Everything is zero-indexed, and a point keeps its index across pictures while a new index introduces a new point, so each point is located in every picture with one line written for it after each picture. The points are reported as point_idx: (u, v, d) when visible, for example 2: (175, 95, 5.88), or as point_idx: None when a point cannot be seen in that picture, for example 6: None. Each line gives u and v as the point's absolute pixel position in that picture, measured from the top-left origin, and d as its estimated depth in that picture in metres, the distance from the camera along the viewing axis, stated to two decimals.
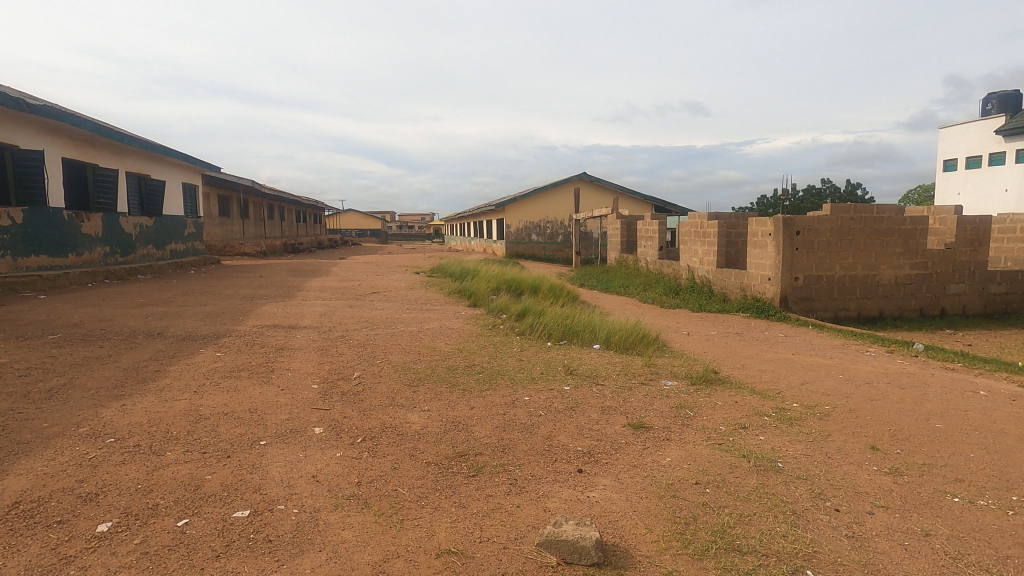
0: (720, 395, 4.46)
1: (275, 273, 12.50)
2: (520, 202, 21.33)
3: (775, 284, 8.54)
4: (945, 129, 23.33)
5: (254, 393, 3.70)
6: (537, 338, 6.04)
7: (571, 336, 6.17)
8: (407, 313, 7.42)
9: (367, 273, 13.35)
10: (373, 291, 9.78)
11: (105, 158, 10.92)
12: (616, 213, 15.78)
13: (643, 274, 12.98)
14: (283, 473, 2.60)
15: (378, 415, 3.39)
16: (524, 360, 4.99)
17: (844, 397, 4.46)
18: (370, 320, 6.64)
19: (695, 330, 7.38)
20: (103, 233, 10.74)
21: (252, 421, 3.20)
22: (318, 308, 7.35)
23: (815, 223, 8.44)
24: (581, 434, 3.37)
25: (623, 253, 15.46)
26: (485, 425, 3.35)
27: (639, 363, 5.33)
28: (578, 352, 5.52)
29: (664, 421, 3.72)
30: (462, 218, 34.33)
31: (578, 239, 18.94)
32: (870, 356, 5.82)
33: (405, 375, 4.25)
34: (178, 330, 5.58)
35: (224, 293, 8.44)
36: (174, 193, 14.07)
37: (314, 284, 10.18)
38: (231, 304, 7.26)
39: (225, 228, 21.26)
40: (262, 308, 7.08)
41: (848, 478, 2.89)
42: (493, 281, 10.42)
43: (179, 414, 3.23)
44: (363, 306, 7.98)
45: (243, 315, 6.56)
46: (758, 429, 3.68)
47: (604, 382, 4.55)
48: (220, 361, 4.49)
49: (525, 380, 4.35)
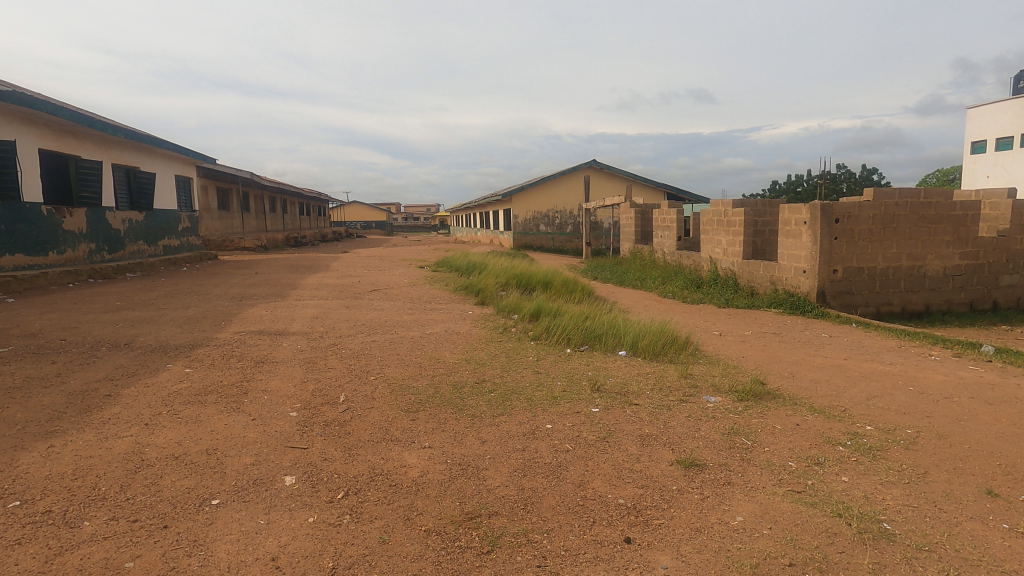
0: (777, 417, 3.75)
1: (273, 269, 11.87)
2: (528, 191, 20.58)
3: (812, 276, 7.80)
4: (972, 109, 22.28)
5: (218, 426, 3.04)
6: (555, 344, 5.32)
7: (593, 341, 5.46)
8: (409, 314, 6.74)
9: (368, 268, 12.68)
10: (373, 288, 9.11)
11: (88, 149, 10.27)
12: (629, 201, 15.02)
13: (660, 266, 12.22)
14: (231, 556, 1.94)
15: (366, 457, 2.71)
16: (542, 373, 4.30)
17: (925, 417, 3.74)
18: (367, 324, 5.97)
19: (728, 330, 6.65)
20: (87, 228, 10.12)
21: (207, 469, 2.53)
22: (311, 309, 6.69)
23: (856, 210, 7.67)
24: (620, 478, 2.68)
25: (637, 243, 14.70)
26: (500, 470, 2.67)
27: (674, 374, 4.62)
28: (603, 361, 4.84)
29: (720, 457, 3.02)
30: (468, 209, 33.69)
31: (589, 229, 18.21)
32: (936, 361, 5.09)
33: (403, 397, 3.58)
34: (149, 339, 4.94)
35: (213, 293, 7.80)
36: (166, 186, 13.43)
37: (310, 282, 9.51)
38: (216, 307, 6.62)
39: (224, 222, 20.69)
40: (249, 310, 6.43)
41: (982, 547, 2.19)
42: (502, 276, 9.72)
43: (114, 461, 2.56)
44: (361, 306, 7.31)
45: (226, 319, 5.89)
46: (837, 466, 2.97)
47: (638, 401, 3.85)
48: (187, 380, 3.82)
49: (546, 401, 3.66)
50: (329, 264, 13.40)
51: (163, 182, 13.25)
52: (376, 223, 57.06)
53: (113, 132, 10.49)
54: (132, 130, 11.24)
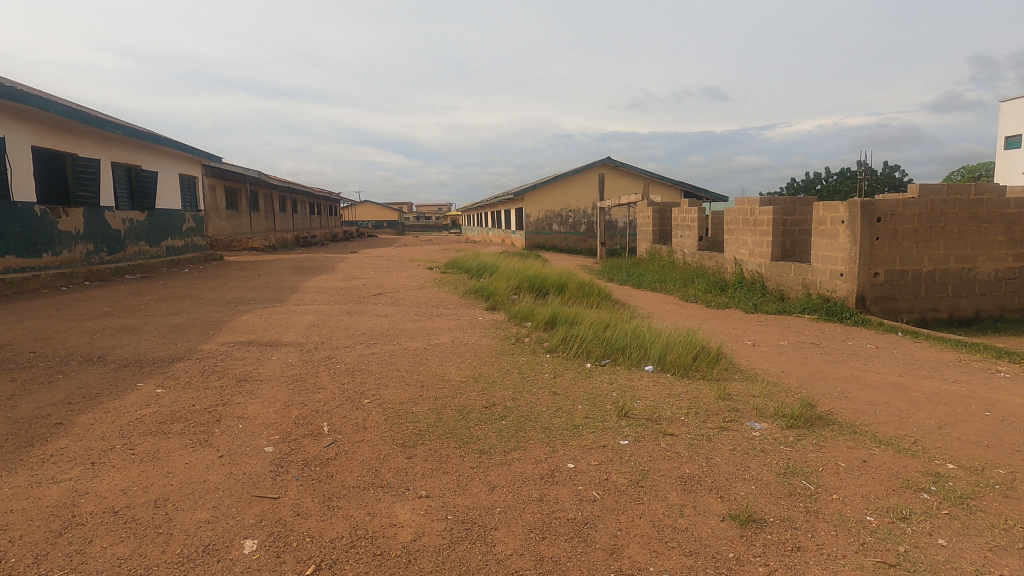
0: (838, 452, 3.19)
1: (277, 270, 11.47)
2: (541, 190, 20.03)
3: (850, 280, 7.18)
4: (1007, 102, 21.30)
5: (176, 466, 2.55)
6: (573, 357, 4.76)
7: (616, 353, 4.91)
8: (413, 322, 6.25)
9: (376, 269, 12.22)
10: (378, 292, 8.64)
11: (85, 146, 9.91)
12: (646, 200, 14.42)
13: (680, 268, 11.62)
14: None
15: (348, 512, 2.21)
16: (561, 394, 3.77)
17: (1016, 452, 3.16)
18: (367, 333, 5.47)
19: (761, 340, 6.08)
20: (85, 229, 9.77)
21: (150, 531, 2.04)
22: (309, 315, 6.23)
23: (900, 208, 7.04)
24: (662, 542, 2.15)
25: (655, 243, 14.10)
26: (514, 531, 2.15)
27: (709, 395, 4.07)
28: (628, 378, 4.30)
29: (780, 508, 2.48)
30: (479, 208, 33.26)
31: (603, 229, 17.63)
32: (1007, 379, 4.48)
33: (399, 425, 3.08)
34: (126, 352, 4.49)
35: (208, 297, 7.37)
36: (170, 185, 13.09)
37: (313, 285, 9.07)
38: (208, 313, 6.18)
39: (232, 222, 20.42)
40: (242, 317, 5.97)
41: None
42: (514, 279, 9.20)
43: (37, 518, 2.08)
44: (363, 312, 6.82)
45: (215, 328, 5.44)
46: (927, 522, 2.41)
47: (674, 430, 3.32)
48: (155, 402, 3.35)
49: (566, 430, 3.14)
50: (335, 265, 12.97)
51: (166, 181, 12.90)
52: (387, 222, 56.80)
53: (112, 129, 10.13)
54: (133, 127, 10.88)
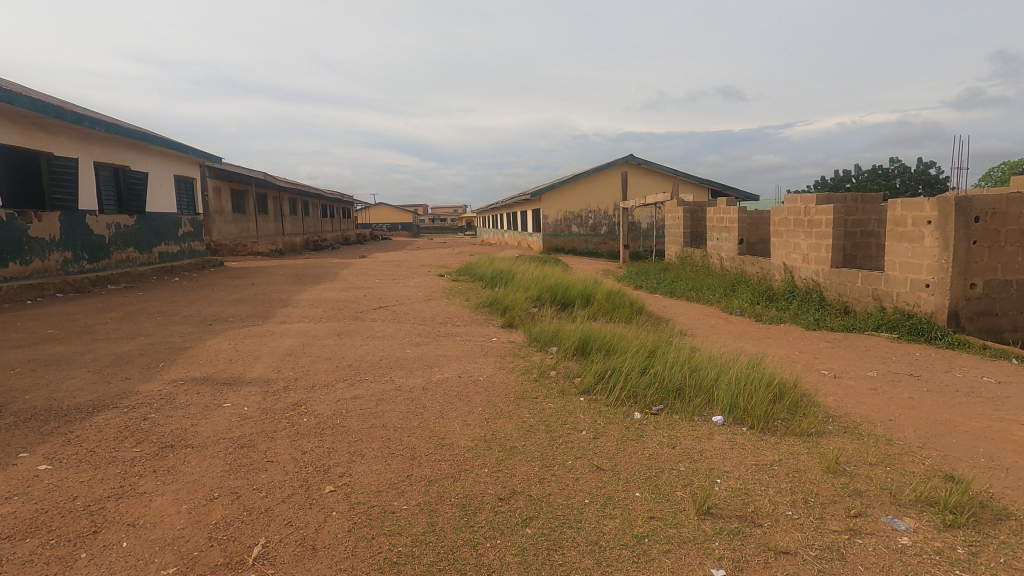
0: None
1: (274, 278, 10.52)
2: (560, 189, 18.95)
3: (941, 292, 5.97)
4: None
5: None
6: (615, 404, 3.61)
7: (669, 397, 3.75)
8: (415, 346, 5.20)
9: (381, 277, 11.22)
10: (380, 305, 7.62)
11: (62, 144, 9.05)
12: (676, 199, 13.23)
13: (719, 275, 10.41)
14: None
15: None
16: (609, 471, 2.66)
17: None
18: (355, 364, 4.41)
19: (843, 371, 4.91)
20: (60, 235, 8.90)
21: None
22: (290, 339, 5.20)
23: (1002, 205, 5.85)
24: None
25: (686, 246, 12.91)
26: None
27: (812, 464, 2.91)
28: (695, 438, 3.17)
29: None
30: (495, 210, 32.31)
31: (627, 231, 16.47)
32: None
33: (368, 546, 1.98)
34: (38, 396, 3.49)
35: (182, 314, 6.39)
36: (163, 186, 12.21)
37: (307, 296, 8.05)
38: (170, 336, 5.18)
39: (239, 225, 19.64)
40: (209, 342, 4.96)
41: None
42: (533, 288, 8.09)
43: None
44: (356, 332, 5.78)
45: (169, 357, 4.42)
46: None
47: (788, 542, 2.19)
48: (21, 492, 2.29)
49: (627, 551, 2.03)
50: (338, 271, 12.00)
51: (159, 182, 12.04)
52: (402, 225, 56.28)
53: (92, 125, 9.24)
54: (117, 124, 10.01)
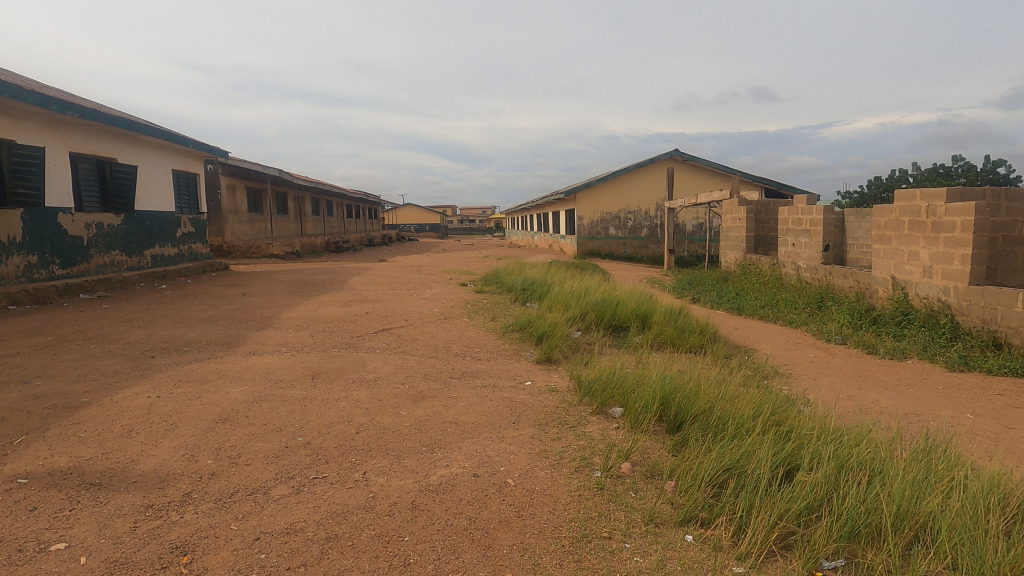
0: None
1: (271, 286, 9.16)
2: (596, 188, 17.24)
3: None
4: None
5: None
6: (758, 561, 1.96)
7: (852, 540, 2.07)
8: (416, 400, 3.62)
9: (396, 286, 9.75)
10: (384, 327, 6.08)
11: (27, 132, 7.80)
12: (737, 198, 11.39)
13: (798, 289, 8.58)
14: None
15: None
16: None
17: None
18: (315, 443, 2.84)
19: None
20: (22, 237, 7.68)
21: None
22: (243, 387, 3.68)
23: None
24: None
25: (749, 253, 11.06)
26: None
27: None
28: None
29: None
30: (525, 211, 30.77)
31: (673, 234, 14.66)
32: None
33: None
34: None
35: (126, 341, 4.96)
36: (158, 181, 10.96)
37: (298, 314, 6.56)
38: (77, 381, 3.70)
39: (256, 226, 18.61)
40: (121, 393, 3.46)
41: None
42: (575, 305, 6.44)
43: None
44: (341, 372, 4.23)
45: (41, 425, 2.92)
46: None
47: None
48: None
49: None
50: (348, 279, 10.58)
51: (153, 176, 10.79)
52: (429, 225, 55.29)
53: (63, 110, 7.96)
54: (97, 110, 8.74)
